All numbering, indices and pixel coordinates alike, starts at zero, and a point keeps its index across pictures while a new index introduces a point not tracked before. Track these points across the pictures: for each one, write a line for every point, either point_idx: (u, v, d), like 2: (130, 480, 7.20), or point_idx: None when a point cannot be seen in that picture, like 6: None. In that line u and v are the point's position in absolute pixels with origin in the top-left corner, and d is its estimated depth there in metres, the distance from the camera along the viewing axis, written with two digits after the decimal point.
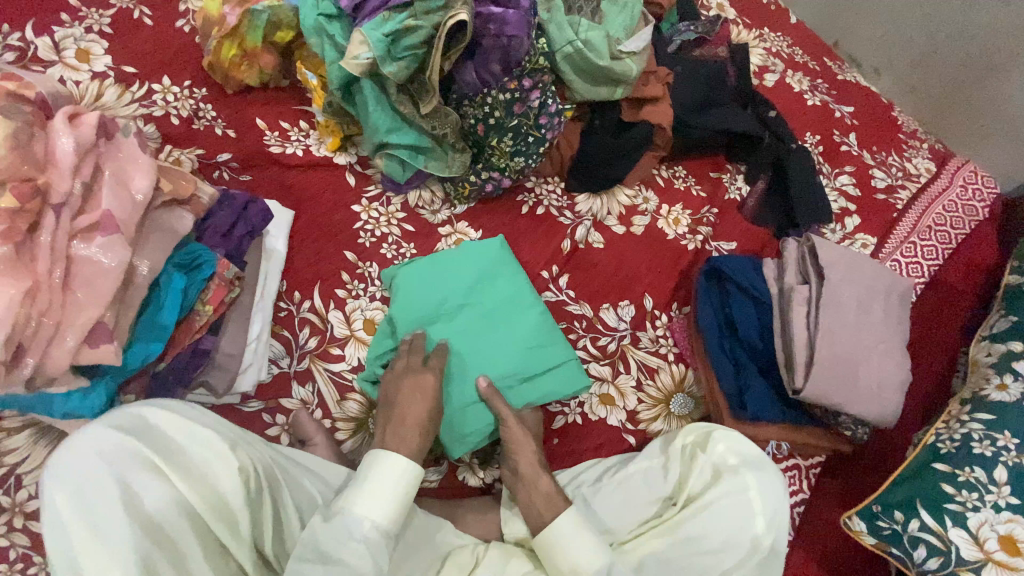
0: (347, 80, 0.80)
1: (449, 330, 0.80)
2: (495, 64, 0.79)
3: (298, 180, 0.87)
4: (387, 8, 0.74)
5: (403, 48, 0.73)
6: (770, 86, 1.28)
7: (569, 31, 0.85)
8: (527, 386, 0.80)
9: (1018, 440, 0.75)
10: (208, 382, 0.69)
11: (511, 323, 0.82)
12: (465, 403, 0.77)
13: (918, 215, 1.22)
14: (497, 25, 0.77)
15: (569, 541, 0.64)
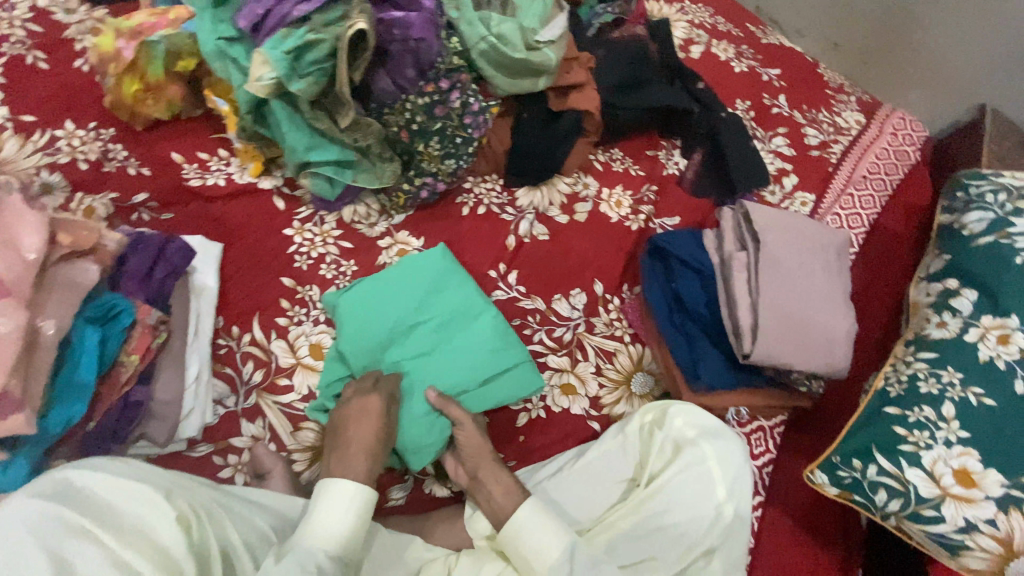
0: (256, 103, 0.77)
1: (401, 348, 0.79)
2: (409, 68, 0.79)
3: (223, 211, 0.84)
4: (284, 26, 0.71)
5: (308, 63, 0.71)
6: (697, 58, 1.29)
7: (480, 27, 0.84)
8: (486, 389, 0.80)
9: (961, 373, 0.76)
10: (148, 434, 0.67)
11: (462, 333, 0.81)
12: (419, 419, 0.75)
13: (852, 166, 1.25)
14: (402, 29, 0.76)
15: (531, 530, 0.67)
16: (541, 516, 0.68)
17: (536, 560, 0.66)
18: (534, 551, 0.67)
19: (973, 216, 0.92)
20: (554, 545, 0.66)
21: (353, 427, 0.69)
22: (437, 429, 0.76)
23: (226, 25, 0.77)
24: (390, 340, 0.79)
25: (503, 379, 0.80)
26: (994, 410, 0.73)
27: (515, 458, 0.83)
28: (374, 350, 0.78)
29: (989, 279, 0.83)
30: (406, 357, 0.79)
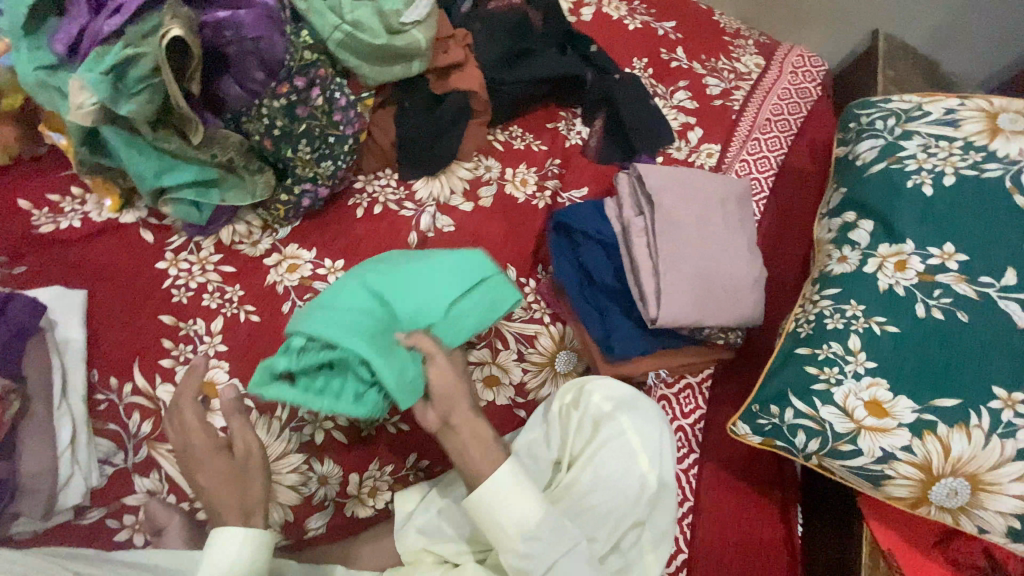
0: (89, 132, 0.70)
1: (349, 291, 0.67)
2: (256, 71, 0.72)
3: (83, 255, 0.77)
4: (99, 43, 0.63)
5: (133, 81, 0.64)
6: (589, 20, 1.26)
7: (331, 16, 0.78)
8: (461, 308, 0.72)
9: (864, 305, 0.77)
10: (22, 511, 0.61)
11: (411, 263, 0.73)
12: (399, 351, 0.63)
13: (756, 110, 1.24)
14: (234, 30, 0.70)
15: (503, 499, 0.60)
16: (515, 483, 0.61)
17: (511, 527, 0.60)
18: (510, 520, 0.60)
19: (865, 145, 0.93)
20: (528, 515, 0.60)
21: (207, 473, 0.62)
22: (409, 362, 0.63)
23: (44, 50, 0.69)
24: (336, 291, 0.67)
25: (477, 294, 0.73)
26: (897, 336, 0.73)
27: (441, 462, 0.79)
28: (317, 302, 0.66)
29: (883, 208, 0.83)
30: (356, 298, 0.67)
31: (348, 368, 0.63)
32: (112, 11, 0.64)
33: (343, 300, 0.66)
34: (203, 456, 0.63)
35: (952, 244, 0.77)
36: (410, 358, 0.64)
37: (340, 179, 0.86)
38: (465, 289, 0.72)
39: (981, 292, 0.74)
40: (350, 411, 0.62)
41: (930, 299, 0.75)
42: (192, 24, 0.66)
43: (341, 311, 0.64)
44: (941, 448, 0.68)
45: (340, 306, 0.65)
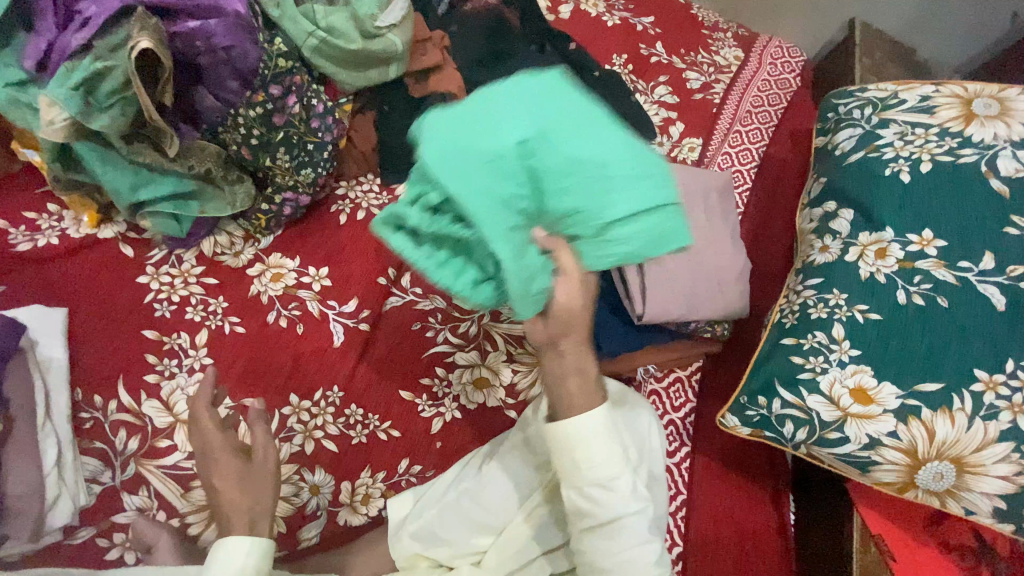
0: (62, 149, 0.70)
1: (483, 144, 0.47)
2: (230, 80, 0.71)
3: (62, 272, 0.76)
4: (68, 58, 0.63)
5: (105, 95, 0.63)
6: (567, 18, 1.26)
7: (305, 22, 0.77)
8: (627, 228, 0.50)
9: (847, 293, 0.77)
10: (8, 535, 0.60)
11: (593, 138, 0.50)
12: (528, 255, 0.47)
13: (737, 103, 1.25)
14: (205, 39, 0.67)
15: (586, 442, 0.54)
16: (607, 430, 0.55)
17: (587, 471, 0.55)
18: (590, 464, 0.54)
19: (843, 135, 0.94)
20: (608, 465, 0.55)
21: (223, 475, 0.57)
22: (541, 271, 0.49)
23: (13, 67, 0.68)
24: (500, 113, 0.48)
25: (651, 216, 0.50)
26: (880, 323, 0.74)
27: (433, 465, 0.79)
28: (457, 129, 0.47)
29: (863, 197, 0.84)
30: (499, 148, 0.47)
31: (471, 252, 0.52)
32: (81, 26, 0.64)
33: (485, 135, 0.47)
34: (216, 456, 0.58)
35: (931, 231, 0.78)
36: (544, 265, 0.50)
37: (321, 186, 0.85)
38: (638, 209, 0.49)
39: (960, 277, 0.75)
40: (464, 295, 0.53)
41: (910, 285, 0.75)
42: (161, 35, 0.64)
43: (473, 159, 0.46)
44: (926, 433, 0.69)
45: (481, 148, 0.46)
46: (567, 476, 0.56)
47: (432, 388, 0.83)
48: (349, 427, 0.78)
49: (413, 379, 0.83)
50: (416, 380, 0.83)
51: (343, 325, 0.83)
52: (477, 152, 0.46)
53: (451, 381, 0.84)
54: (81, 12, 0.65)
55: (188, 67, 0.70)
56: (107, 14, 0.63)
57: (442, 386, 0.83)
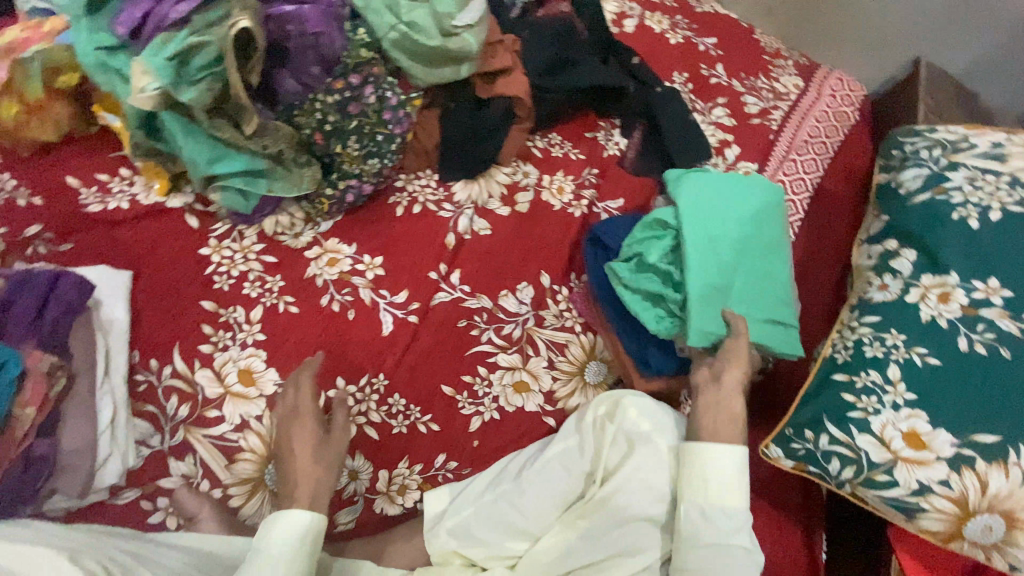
0: (146, 116, 0.71)
1: (713, 232, 0.79)
2: (314, 65, 0.74)
3: (129, 236, 0.77)
4: (166, 29, 0.65)
5: (196, 69, 0.65)
6: (631, 32, 1.26)
7: (389, 15, 0.80)
8: (772, 329, 0.78)
9: (905, 335, 0.76)
10: (59, 489, 0.60)
11: (772, 265, 0.81)
12: (704, 310, 0.75)
13: (793, 132, 1.24)
14: (297, 24, 0.72)
15: (722, 469, 0.64)
16: (740, 466, 0.65)
17: (715, 493, 0.64)
18: (721, 486, 0.64)
19: (909, 174, 0.92)
20: (733, 494, 0.65)
21: (301, 440, 0.65)
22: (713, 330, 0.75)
23: (105, 33, 0.70)
24: (744, 207, 0.82)
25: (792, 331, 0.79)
26: (939, 369, 0.73)
27: (470, 463, 0.79)
28: (709, 209, 0.81)
29: (928, 237, 0.83)
30: (725, 238, 0.79)
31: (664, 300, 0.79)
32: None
33: (712, 226, 0.79)
34: (294, 422, 0.66)
35: (996, 280, 0.77)
36: (718, 326, 0.75)
37: (383, 177, 0.86)
38: (789, 321, 0.79)
39: None
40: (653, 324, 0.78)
41: (973, 333, 0.74)
42: (258, 16, 0.67)
43: (714, 240, 0.79)
44: (979, 484, 0.67)
45: (715, 233, 0.79)
46: (690, 492, 0.65)
47: (473, 387, 0.83)
48: (391, 416, 0.79)
49: (455, 375, 0.83)
50: (458, 377, 0.83)
51: (393, 314, 0.84)
52: (705, 235, 0.79)
53: (492, 382, 0.84)
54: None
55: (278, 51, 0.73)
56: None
57: (483, 385, 0.83)
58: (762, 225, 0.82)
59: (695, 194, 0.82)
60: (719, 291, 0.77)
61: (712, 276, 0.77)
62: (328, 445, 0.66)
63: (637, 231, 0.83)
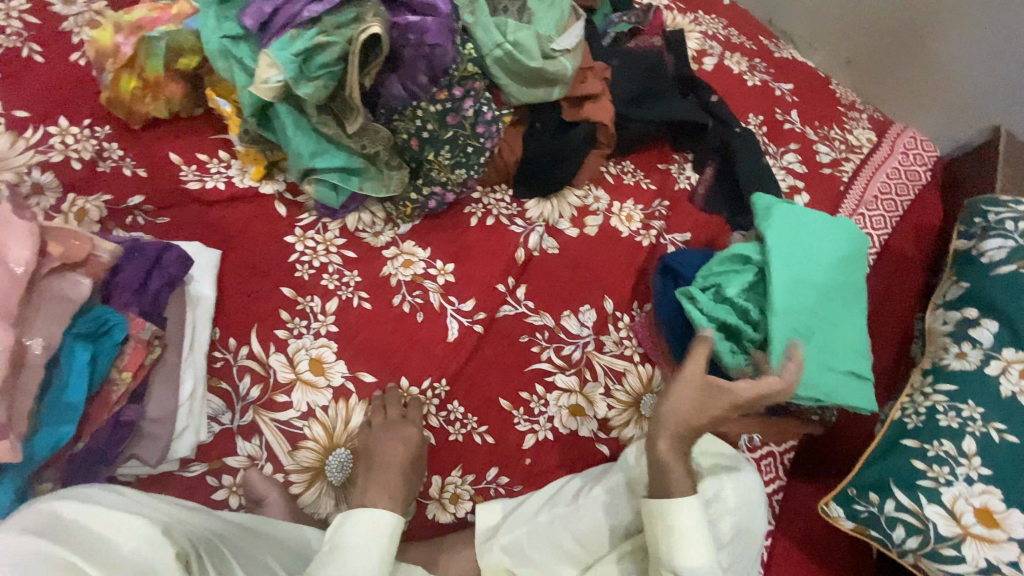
0: (260, 105, 0.74)
1: (801, 275, 0.78)
2: (422, 75, 0.75)
3: (223, 216, 0.80)
4: (294, 26, 0.68)
5: (317, 66, 0.68)
6: (710, 70, 1.26)
7: (497, 34, 0.81)
8: (849, 380, 0.77)
9: (983, 408, 0.75)
10: (138, 456, 0.62)
11: (852, 315, 0.80)
12: (786, 353, 0.74)
13: (863, 186, 1.23)
14: (417, 35, 0.73)
15: (678, 529, 0.62)
16: (699, 522, 0.62)
17: (670, 554, 0.62)
18: (676, 545, 0.62)
19: (992, 243, 0.89)
20: (694, 553, 0.62)
21: (394, 445, 0.70)
22: (791, 372, 0.74)
23: (231, 23, 0.73)
24: (831, 252, 0.81)
25: (866, 383, 0.79)
26: (1016, 447, 0.71)
27: (520, 481, 0.79)
28: (798, 248, 0.80)
29: (1013, 311, 0.81)
30: (811, 283, 0.78)
31: (739, 335, 0.78)
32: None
33: (801, 268, 0.78)
34: (400, 432, 0.72)
35: None
36: (799, 370, 0.74)
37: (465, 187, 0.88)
38: (865, 375, 0.79)
39: None
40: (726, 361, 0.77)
41: None
42: (385, 20, 0.69)
43: (801, 283, 0.77)
44: None
45: (803, 277, 0.78)
46: (654, 549, 0.64)
47: (530, 404, 0.82)
48: (448, 423, 0.79)
49: (514, 390, 0.83)
50: (516, 392, 0.83)
51: (458, 321, 0.85)
52: (790, 275, 0.77)
53: (548, 401, 0.83)
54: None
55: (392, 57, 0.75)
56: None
57: (539, 404, 0.83)
58: (844, 273, 0.81)
59: (784, 231, 0.80)
60: (803, 335, 0.75)
61: (798, 319, 0.76)
62: (416, 460, 0.71)
63: (715, 262, 0.81)
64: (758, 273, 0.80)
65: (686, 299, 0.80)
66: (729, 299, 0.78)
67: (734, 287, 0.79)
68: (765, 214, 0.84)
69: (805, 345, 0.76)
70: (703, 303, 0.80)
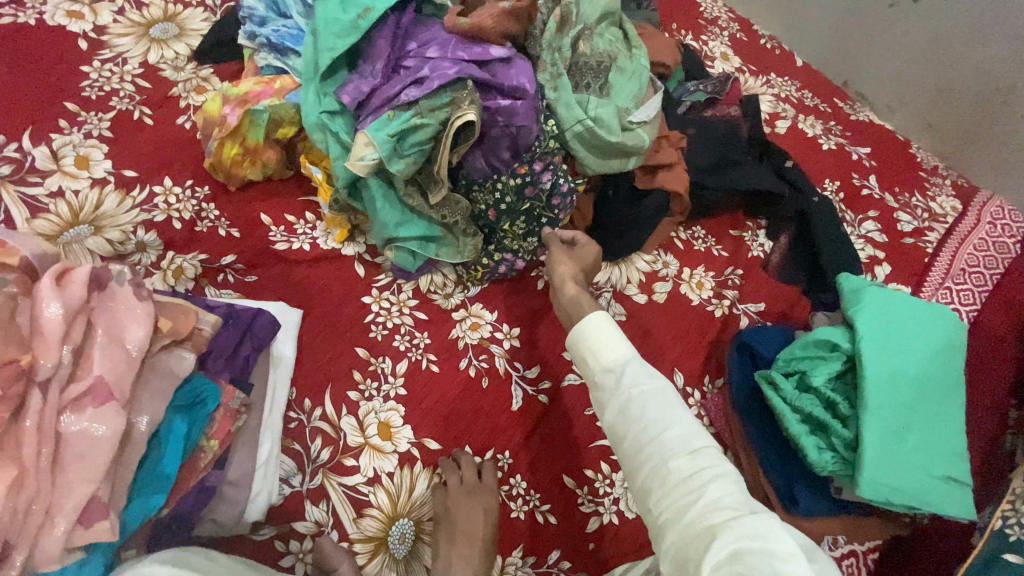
0: (352, 178, 0.79)
1: (894, 365, 0.73)
2: (505, 150, 0.78)
3: (305, 276, 0.83)
4: (391, 107, 0.74)
5: (410, 145, 0.73)
6: (782, 133, 1.24)
7: (578, 109, 0.83)
8: (948, 485, 0.71)
9: None
10: (217, 518, 0.62)
11: (950, 412, 0.75)
12: (880, 451, 0.69)
13: (950, 257, 1.17)
14: (506, 116, 0.76)
15: (588, 330, 0.59)
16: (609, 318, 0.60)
17: (593, 353, 0.58)
18: (594, 348, 0.59)
19: None
20: (612, 347, 0.58)
21: (473, 513, 0.70)
22: (886, 472, 0.68)
23: (330, 98, 0.78)
24: (925, 342, 0.76)
25: (966, 489, 0.72)
26: None
27: (583, 567, 0.76)
28: (891, 336, 0.75)
29: None
30: (905, 375, 0.73)
31: (827, 429, 0.73)
32: (412, 81, 0.74)
33: (894, 358, 0.74)
34: (481, 498, 0.72)
35: None
36: (897, 471, 0.69)
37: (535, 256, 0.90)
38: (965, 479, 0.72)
39: None
40: (813, 456, 0.71)
41: None
42: (474, 102, 0.74)
43: (895, 374, 0.73)
44: None
45: (896, 368, 0.73)
46: (582, 365, 0.60)
47: (594, 484, 0.79)
48: (510, 498, 0.77)
49: (578, 466, 0.80)
50: (580, 468, 0.80)
51: (523, 389, 0.83)
52: (883, 367, 0.73)
53: (614, 481, 0.80)
54: (412, 71, 0.75)
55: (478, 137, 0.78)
56: (441, 79, 0.73)
57: (604, 484, 0.80)
58: (939, 365, 0.76)
59: (876, 317, 0.76)
60: (897, 433, 0.70)
61: (892, 415, 0.71)
62: (489, 531, 0.71)
63: (800, 345, 0.78)
64: (847, 362, 0.76)
65: (767, 385, 0.77)
66: (815, 388, 0.74)
67: (821, 376, 0.75)
68: (853, 297, 0.80)
69: (901, 444, 0.70)
70: (786, 390, 0.76)
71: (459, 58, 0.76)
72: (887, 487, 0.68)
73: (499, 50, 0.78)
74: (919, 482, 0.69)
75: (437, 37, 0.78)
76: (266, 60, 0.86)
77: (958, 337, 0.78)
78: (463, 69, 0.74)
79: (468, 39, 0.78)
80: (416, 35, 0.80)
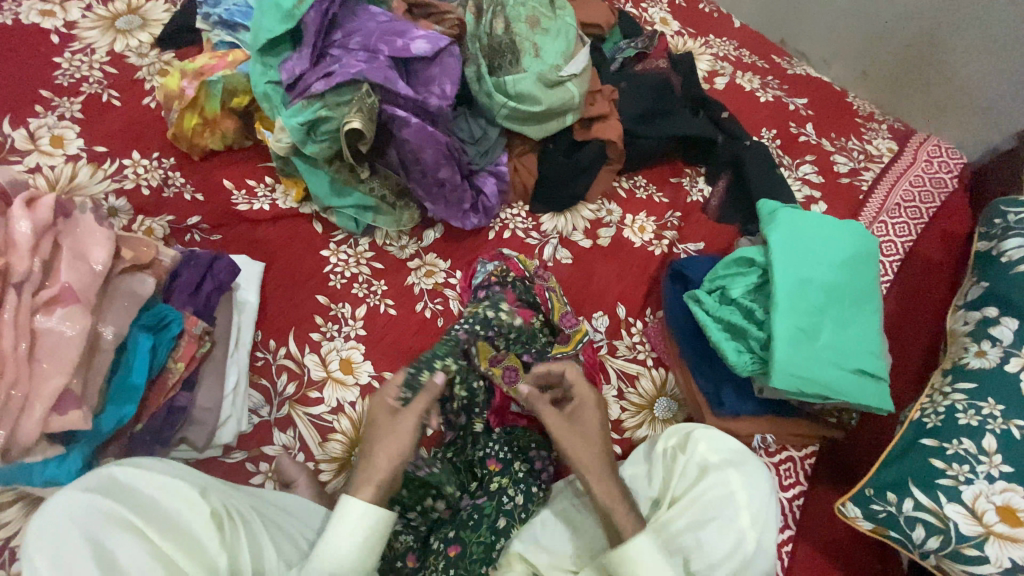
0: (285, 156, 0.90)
1: (804, 273, 0.80)
2: (403, 155, 0.88)
3: (266, 234, 0.90)
4: (305, 97, 0.83)
5: (320, 133, 0.83)
6: (721, 89, 1.31)
7: (499, 96, 0.93)
8: (863, 379, 0.77)
9: (1002, 405, 0.76)
10: (188, 438, 0.70)
11: (863, 315, 0.81)
12: (791, 348, 0.76)
13: (885, 193, 1.21)
14: (399, 125, 0.85)
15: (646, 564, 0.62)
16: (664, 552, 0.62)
17: None
18: None
19: (1012, 243, 0.90)
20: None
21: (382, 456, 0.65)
22: (799, 365, 0.75)
23: (273, 70, 0.87)
24: (835, 253, 0.83)
25: (882, 383, 0.78)
26: None
27: None
28: (802, 249, 0.82)
29: None
30: (816, 281, 0.80)
31: (745, 334, 0.81)
32: (323, 75, 0.83)
33: (804, 266, 0.81)
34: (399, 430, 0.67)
35: None
36: (807, 363, 0.76)
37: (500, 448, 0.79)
38: (881, 374, 0.78)
39: None
40: (732, 358, 0.80)
41: None
42: (371, 113, 0.82)
43: (807, 281, 0.80)
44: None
45: (807, 276, 0.80)
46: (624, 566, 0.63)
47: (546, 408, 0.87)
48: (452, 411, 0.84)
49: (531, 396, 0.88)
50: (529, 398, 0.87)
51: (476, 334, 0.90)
52: (793, 274, 0.80)
53: None
54: (330, 63, 0.84)
55: (386, 130, 0.87)
56: (343, 77, 0.81)
57: None
58: (851, 272, 0.82)
59: (788, 233, 0.83)
60: (808, 332, 0.77)
61: (802, 315, 0.78)
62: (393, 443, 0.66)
63: (721, 266, 0.87)
64: (762, 274, 0.84)
65: (692, 302, 0.86)
66: (734, 299, 0.83)
67: (736, 287, 0.84)
68: (770, 219, 0.87)
69: (811, 341, 0.77)
70: (708, 303, 0.85)
71: (380, 51, 0.85)
72: (797, 377, 0.75)
73: (420, 48, 0.86)
74: (832, 375, 0.76)
75: (367, 27, 0.87)
76: (219, 36, 0.93)
77: (869, 249, 0.85)
78: (361, 72, 0.82)
79: (392, 34, 0.86)
80: (351, 22, 0.88)
